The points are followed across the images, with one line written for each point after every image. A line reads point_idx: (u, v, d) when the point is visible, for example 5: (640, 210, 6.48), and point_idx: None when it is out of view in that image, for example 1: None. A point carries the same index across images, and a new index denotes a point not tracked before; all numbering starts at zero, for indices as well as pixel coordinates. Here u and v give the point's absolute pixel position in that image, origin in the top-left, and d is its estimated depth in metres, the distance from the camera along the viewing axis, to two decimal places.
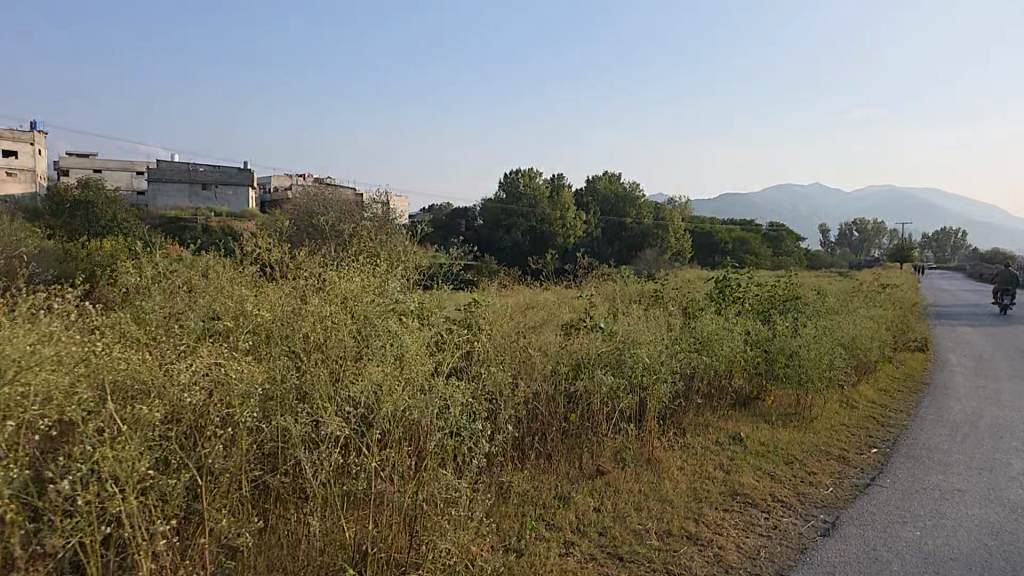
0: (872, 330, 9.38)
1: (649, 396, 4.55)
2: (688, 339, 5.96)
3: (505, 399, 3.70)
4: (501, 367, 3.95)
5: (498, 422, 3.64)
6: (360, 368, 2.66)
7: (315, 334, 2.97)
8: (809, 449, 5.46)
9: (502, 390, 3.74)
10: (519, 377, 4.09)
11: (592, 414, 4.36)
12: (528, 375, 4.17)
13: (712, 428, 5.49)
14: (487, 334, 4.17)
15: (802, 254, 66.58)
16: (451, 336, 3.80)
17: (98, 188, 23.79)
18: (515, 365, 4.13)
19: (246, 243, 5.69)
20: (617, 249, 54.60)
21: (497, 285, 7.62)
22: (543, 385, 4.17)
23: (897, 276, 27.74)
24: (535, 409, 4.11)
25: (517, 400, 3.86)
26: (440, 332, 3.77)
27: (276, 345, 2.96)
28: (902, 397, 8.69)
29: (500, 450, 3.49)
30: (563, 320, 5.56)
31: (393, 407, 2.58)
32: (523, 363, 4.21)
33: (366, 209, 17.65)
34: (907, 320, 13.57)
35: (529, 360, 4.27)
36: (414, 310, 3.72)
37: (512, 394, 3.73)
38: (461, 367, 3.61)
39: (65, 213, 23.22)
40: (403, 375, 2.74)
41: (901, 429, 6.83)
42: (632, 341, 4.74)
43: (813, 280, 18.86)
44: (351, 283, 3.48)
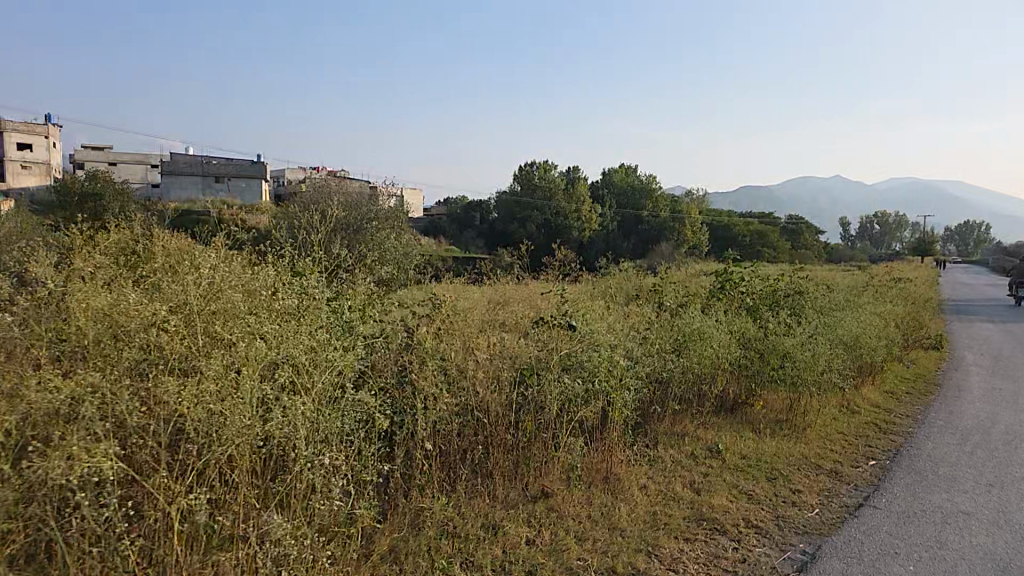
0: (879, 327, 8.76)
1: (610, 403, 4.05)
2: (665, 340, 5.46)
3: (427, 408, 3.22)
4: (430, 370, 3.46)
5: (418, 437, 3.18)
6: (194, 388, 2.21)
7: (162, 331, 2.48)
8: (796, 462, 4.94)
9: (424, 396, 3.28)
10: (457, 382, 3.58)
11: (545, 423, 3.84)
12: (470, 373, 3.66)
13: (687, 438, 4.99)
14: (415, 336, 3.70)
15: (817, 247, 65.17)
16: (363, 343, 3.34)
17: (108, 180, 23.87)
18: (453, 368, 3.62)
19: (189, 235, 5.29)
20: (627, 241, 53.70)
21: (474, 281, 7.19)
22: (492, 389, 3.63)
23: (914, 269, 26.75)
24: (477, 413, 3.58)
25: (448, 406, 3.36)
26: (348, 336, 3.30)
27: (111, 344, 2.46)
28: (910, 401, 8.08)
29: (402, 476, 3.07)
30: (526, 317, 5.07)
31: (233, 438, 2.21)
32: (462, 364, 3.71)
33: (367, 210, 17.48)
34: (921, 316, 12.86)
35: (474, 359, 3.74)
36: (319, 311, 3.26)
37: (438, 400, 3.25)
38: (365, 379, 3.17)
39: (74, 205, 23.27)
40: (259, 391, 2.36)
41: (905, 438, 6.24)
42: (593, 342, 4.26)
43: (824, 274, 18.11)
44: (232, 291, 3.05)
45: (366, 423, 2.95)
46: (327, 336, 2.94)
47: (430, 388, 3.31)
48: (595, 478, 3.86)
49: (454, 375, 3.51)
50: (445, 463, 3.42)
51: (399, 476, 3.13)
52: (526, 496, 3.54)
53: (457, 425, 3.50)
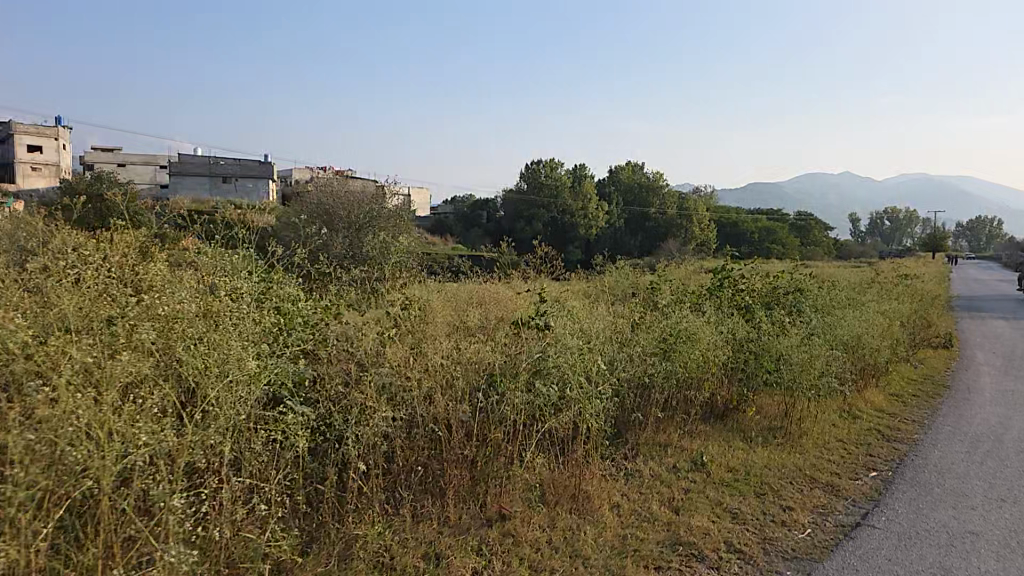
0: (884, 326, 8.37)
1: (580, 413, 3.73)
2: (650, 342, 5.13)
3: (357, 421, 2.91)
4: (374, 380, 3.16)
5: (352, 454, 2.86)
6: (47, 411, 1.94)
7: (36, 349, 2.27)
8: (787, 473, 4.60)
9: (357, 408, 2.97)
10: (403, 391, 3.26)
11: (505, 436, 3.51)
12: (420, 382, 3.35)
13: (671, 448, 4.66)
14: (362, 344, 3.41)
15: (825, 244, 64.19)
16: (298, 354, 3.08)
17: (112, 181, 23.92)
18: (404, 376, 3.30)
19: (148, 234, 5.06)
20: (634, 239, 52.94)
21: (457, 281, 6.90)
22: (444, 398, 3.30)
23: (925, 265, 26.06)
24: (427, 425, 3.25)
25: (387, 419, 3.05)
26: (280, 349, 3.04)
27: None
28: (917, 404, 7.66)
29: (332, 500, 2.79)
30: (498, 318, 4.76)
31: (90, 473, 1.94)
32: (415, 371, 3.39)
33: (364, 210, 17.31)
34: (930, 315, 12.39)
35: (426, 366, 3.42)
36: (246, 317, 2.99)
37: (372, 413, 2.94)
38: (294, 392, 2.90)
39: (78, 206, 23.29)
40: (127, 413, 2.10)
41: (909, 446, 5.87)
42: (562, 346, 3.95)
43: (830, 270, 17.64)
44: (143, 304, 2.80)
45: (285, 441, 2.67)
46: (237, 343, 2.64)
47: (364, 398, 3.00)
48: (562, 497, 3.53)
49: (396, 383, 3.20)
50: (389, 482, 3.11)
51: (331, 497, 2.82)
52: (480, 518, 3.21)
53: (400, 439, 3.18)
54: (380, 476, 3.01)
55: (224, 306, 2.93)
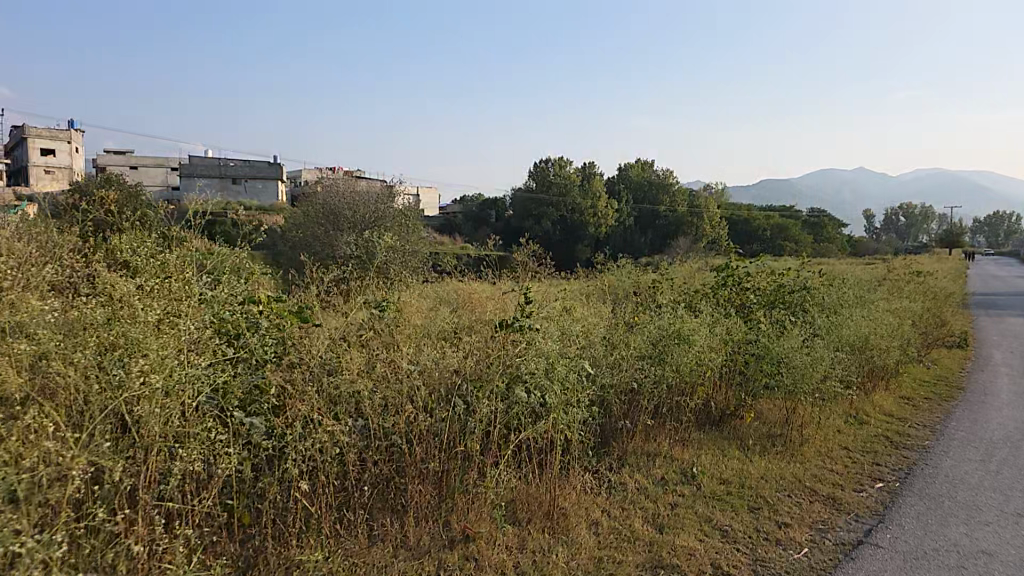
0: (893, 326, 8.01)
1: (557, 423, 3.47)
2: (639, 345, 4.86)
3: (305, 434, 2.65)
4: (322, 391, 2.89)
5: (297, 472, 2.61)
6: None
7: None
8: (785, 485, 4.30)
9: (305, 420, 2.70)
10: (358, 401, 2.99)
11: (475, 448, 3.25)
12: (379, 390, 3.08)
13: (660, 457, 4.39)
14: (317, 349, 3.14)
15: (838, 240, 63.23)
16: (238, 361, 2.79)
17: (122, 183, 24.07)
18: (359, 382, 3.00)
19: (119, 232, 4.88)
20: (644, 237, 52.26)
21: (445, 280, 6.67)
22: (407, 407, 3.03)
23: (940, 262, 25.47)
24: (387, 437, 2.99)
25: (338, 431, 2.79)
26: (221, 350, 2.73)
27: None
28: (929, 408, 7.29)
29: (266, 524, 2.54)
30: (477, 319, 4.52)
31: None
32: (373, 378, 3.10)
33: (366, 210, 17.14)
34: (944, 313, 11.96)
35: (389, 374, 3.17)
36: (179, 317, 2.70)
37: (322, 425, 2.68)
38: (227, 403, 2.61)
39: None
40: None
41: (919, 453, 5.53)
42: (539, 351, 3.69)
43: (839, 268, 17.22)
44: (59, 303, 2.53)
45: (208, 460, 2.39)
46: (171, 343, 2.39)
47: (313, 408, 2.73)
48: (534, 515, 3.28)
49: (354, 392, 2.90)
50: (342, 500, 2.85)
51: (270, 519, 2.57)
52: (442, 539, 2.96)
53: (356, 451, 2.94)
54: (331, 494, 2.76)
55: (164, 306, 2.71)
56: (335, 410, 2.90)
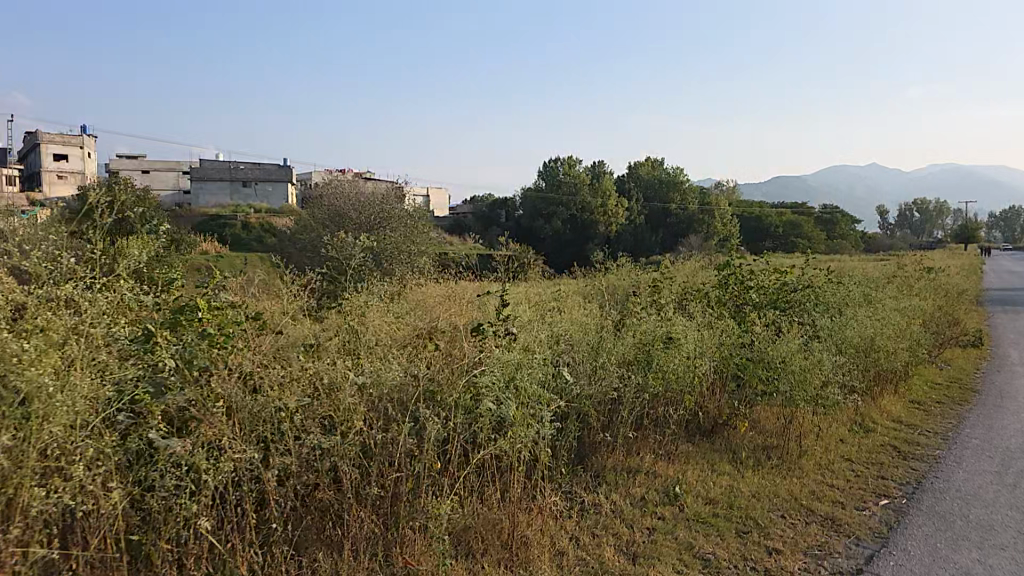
0: (901, 326, 7.60)
1: (518, 441, 3.15)
2: (621, 351, 4.53)
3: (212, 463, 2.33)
4: (241, 412, 2.59)
5: (202, 506, 2.30)
6: None
7: None
8: (777, 503, 3.96)
9: (214, 446, 2.38)
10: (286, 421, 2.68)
11: (422, 471, 2.93)
12: (312, 409, 2.78)
13: (640, 473, 4.07)
14: (248, 360, 2.85)
15: (851, 238, 62.18)
16: (147, 378, 2.51)
17: (128, 187, 24.14)
18: (290, 399, 2.70)
19: (78, 235, 4.70)
20: (653, 235, 51.52)
21: (427, 281, 6.38)
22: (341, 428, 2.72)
23: (953, 259, 24.82)
24: (317, 463, 2.67)
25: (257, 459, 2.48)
26: (124, 368, 2.45)
27: None
28: (941, 414, 6.87)
29: (164, 567, 2.25)
30: (444, 323, 4.22)
31: None
32: (307, 394, 2.80)
33: (364, 211, 16.95)
34: (957, 312, 11.48)
35: (323, 390, 2.86)
36: (81, 330, 2.44)
37: (231, 452, 2.36)
38: (128, 428, 2.33)
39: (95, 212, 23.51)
40: None
41: (929, 465, 5.13)
42: (499, 362, 3.37)
43: (848, 265, 16.71)
44: None
45: (89, 495, 2.11)
46: (50, 360, 2.12)
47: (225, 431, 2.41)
48: (490, 546, 2.97)
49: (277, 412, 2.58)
50: (265, 536, 2.56)
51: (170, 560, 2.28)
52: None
53: (282, 478, 2.63)
54: (249, 530, 2.46)
55: (65, 316, 2.44)
56: (256, 432, 2.60)
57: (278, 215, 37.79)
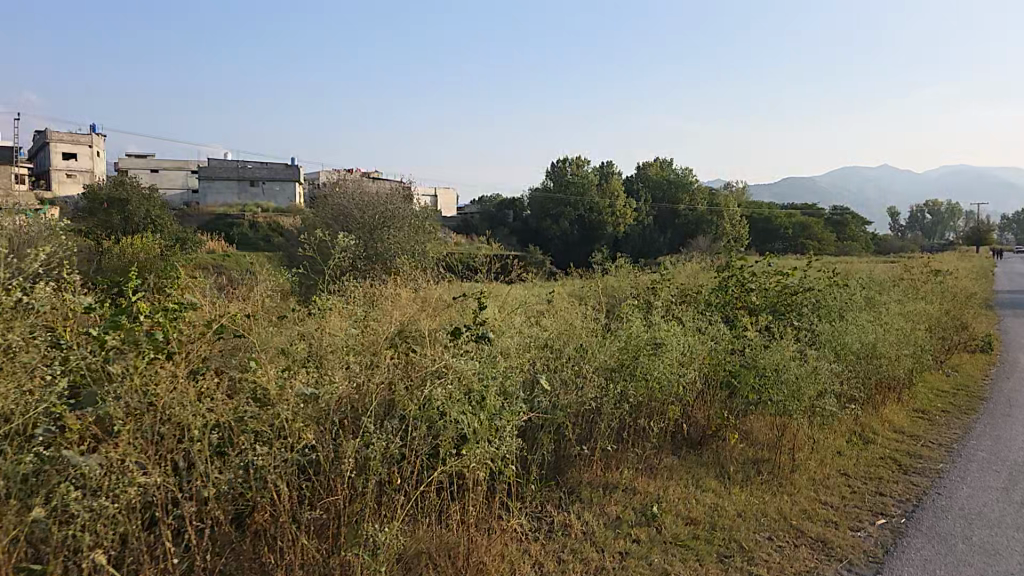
0: (906, 331, 7.29)
1: (476, 459, 2.92)
2: (601, 357, 4.28)
3: (113, 489, 2.13)
4: (160, 429, 2.37)
5: (107, 536, 2.11)
6: None
7: None
8: (764, 523, 3.70)
9: (118, 470, 2.17)
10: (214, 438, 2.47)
11: (370, 491, 2.73)
12: (244, 425, 2.56)
13: (617, 489, 3.83)
14: (178, 371, 2.64)
15: (861, 239, 61.33)
16: (58, 392, 2.32)
17: (133, 187, 24.17)
18: (218, 415, 2.48)
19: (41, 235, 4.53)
20: (663, 236, 50.87)
21: (409, 282, 6.17)
22: (274, 447, 2.51)
23: (965, 261, 24.34)
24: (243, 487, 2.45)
25: (170, 483, 2.28)
26: (30, 382, 2.26)
27: None
28: (946, 423, 6.56)
29: None
30: (412, 328, 4.00)
31: None
32: (238, 409, 2.58)
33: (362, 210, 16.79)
34: (966, 316, 11.13)
35: (253, 403, 2.61)
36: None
37: (135, 478, 2.14)
38: (29, 449, 2.15)
39: (100, 211, 23.56)
40: None
41: (931, 480, 4.84)
42: (459, 372, 3.14)
43: (856, 266, 16.33)
44: None
45: None
46: None
47: (129, 453, 2.20)
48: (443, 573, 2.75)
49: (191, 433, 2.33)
50: (188, 565, 2.36)
51: None
52: None
53: (206, 503, 2.42)
54: (165, 560, 2.26)
55: None
56: (177, 451, 2.38)
57: (282, 215, 37.82)
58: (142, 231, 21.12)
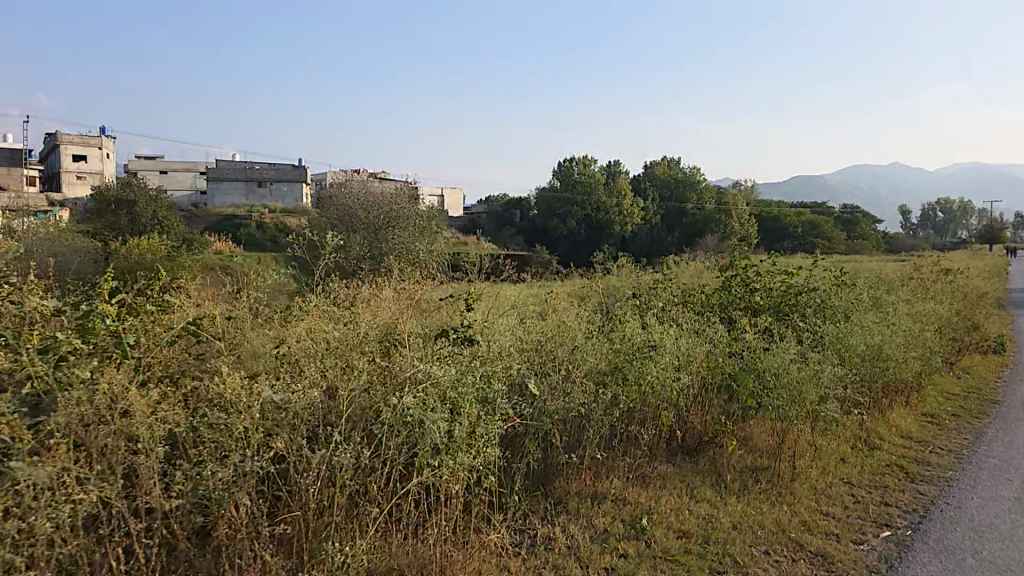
0: (914, 332, 7.06)
1: (452, 470, 2.76)
2: (591, 361, 4.11)
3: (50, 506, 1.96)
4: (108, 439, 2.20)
5: (42, 557, 1.94)
6: None
7: None
8: (759, 536, 3.53)
9: (56, 485, 2.00)
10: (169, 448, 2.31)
11: (338, 505, 2.57)
12: (202, 435, 2.39)
13: (606, 499, 3.67)
14: (134, 376, 2.48)
15: (871, 238, 60.51)
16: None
17: (141, 188, 24.30)
18: (173, 425, 2.31)
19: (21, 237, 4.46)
20: (671, 236, 50.36)
21: (401, 282, 6.05)
22: (233, 459, 2.33)
23: (980, 260, 23.80)
24: (204, 499, 2.28)
25: (119, 497, 2.12)
26: None
27: None
28: (956, 428, 6.32)
29: None
30: (393, 331, 3.86)
31: None
32: (197, 418, 2.41)
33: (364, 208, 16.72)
34: (977, 316, 10.84)
35: (218, 410, 2.46)
36: None
37: (74, 494, 1.97)
38: None
39: (109, 212, 23.71)
40: None
41: (939, 489, 4.63)
42: (436, 378, 2.98)
43: (865, 265, 16.01)
44: None
45: None
46: None
47: (70, 467, 2.03)
48: None
49: (140, 444, 2.17)
50: None
51: None
52: None
53: (159, 519, 2.25)
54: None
55: None
56: (126, 463, 2.21)
57: (288, 216, 37.93)
58: (150, 232, 21.21)
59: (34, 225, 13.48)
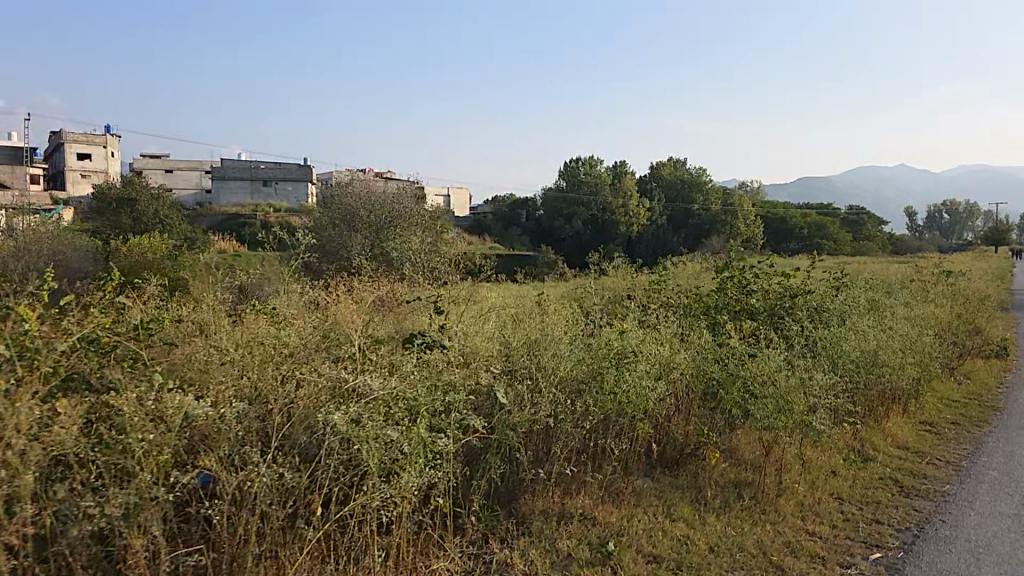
0: (912, 337, 6.78)
1: (392, 493, 2.52)
2: (561, 370, 3.85)
3: None
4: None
5: None
6: None
7: None
8: (736, 559, 3.29)
9: None
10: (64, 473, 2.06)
11: (263, 533, 2.34)
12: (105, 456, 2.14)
13: (574, 519, 3.44)
14: (34, 389, 2.24)
15: (876, 239, 59.89)
16: None
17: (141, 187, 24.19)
18: (69, 446, 2.07)
19: None
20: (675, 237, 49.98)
21: (376, 283, 5.82)
22: (139, 483, 2.09)
23: (988, 263, 23.36)
24: (104, 528, 2.05)
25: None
26: None
27: None
28: (955, 438, 6.05)
29: None
30: (348, 338, 3.62)
31: None
32: (101, 437, 2.17)
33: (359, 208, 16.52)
34: (980, 320, 10.54)
35: (124, 427, 2.21)
36: None
37: None
38: None
39: (109, 211, 23.64)
40: None
41: (935, 505, 4.37)
42: (381, 391, 2.74)
43: (868, 266, 15.67)
44: None
45: None
46: None
47: None
48: None
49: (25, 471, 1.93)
50: None
51: None
52: None
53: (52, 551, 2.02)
54: None
55: None
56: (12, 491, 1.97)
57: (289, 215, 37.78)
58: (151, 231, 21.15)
59: (31, 224, 13.40)
